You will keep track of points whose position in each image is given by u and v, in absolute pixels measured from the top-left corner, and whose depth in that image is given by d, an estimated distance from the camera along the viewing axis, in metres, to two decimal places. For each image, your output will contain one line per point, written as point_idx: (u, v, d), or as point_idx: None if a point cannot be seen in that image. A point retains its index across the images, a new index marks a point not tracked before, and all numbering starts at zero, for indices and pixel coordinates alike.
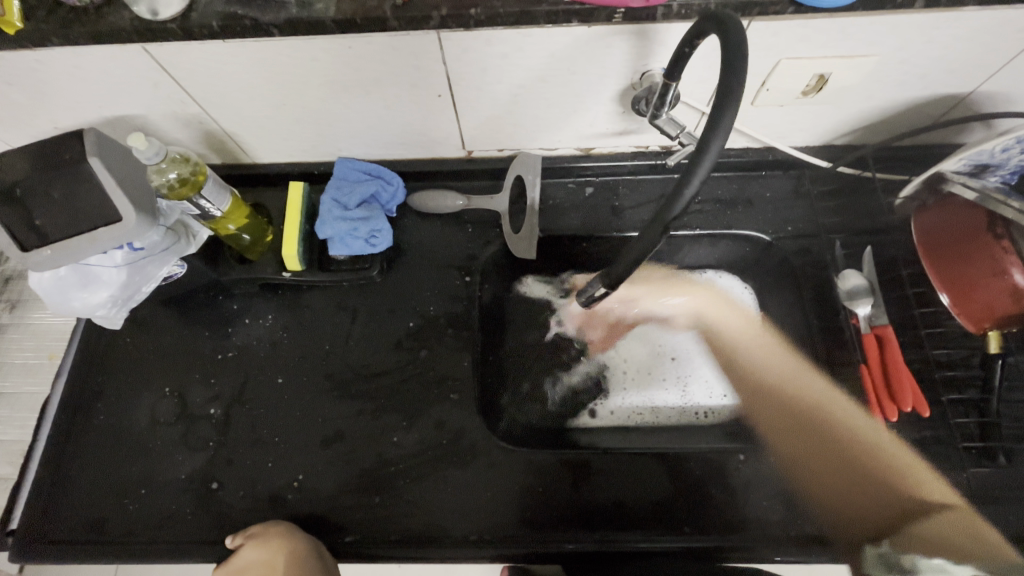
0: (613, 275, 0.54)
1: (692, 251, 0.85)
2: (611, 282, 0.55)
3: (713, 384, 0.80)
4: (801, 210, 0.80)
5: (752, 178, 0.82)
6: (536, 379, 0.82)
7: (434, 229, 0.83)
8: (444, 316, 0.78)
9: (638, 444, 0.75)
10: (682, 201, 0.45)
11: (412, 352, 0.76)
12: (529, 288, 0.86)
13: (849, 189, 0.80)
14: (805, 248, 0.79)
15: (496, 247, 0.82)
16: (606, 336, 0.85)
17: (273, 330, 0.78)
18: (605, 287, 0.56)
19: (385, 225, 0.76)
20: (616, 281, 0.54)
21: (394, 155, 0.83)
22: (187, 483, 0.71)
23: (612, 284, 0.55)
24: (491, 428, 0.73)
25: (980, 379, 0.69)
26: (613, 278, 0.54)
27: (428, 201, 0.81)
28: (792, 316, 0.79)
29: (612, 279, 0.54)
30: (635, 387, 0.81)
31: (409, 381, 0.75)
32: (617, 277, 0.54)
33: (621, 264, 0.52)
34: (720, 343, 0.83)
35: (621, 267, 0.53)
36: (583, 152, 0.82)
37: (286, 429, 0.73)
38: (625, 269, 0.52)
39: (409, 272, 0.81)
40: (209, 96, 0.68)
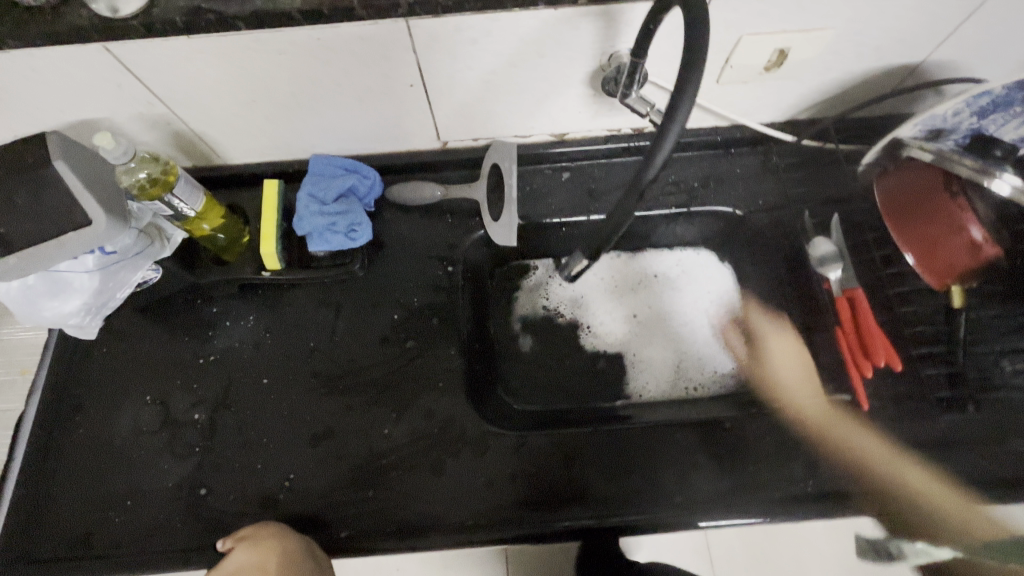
0: (593, 245, 0.59)
1: (668, 230, 0.86)
2: (593, 251, 0.60)
3: (703, 359, 0.82)
4: (770, 183, 0.83)
5: (723, 155, 0.84)
6: (527, 363, 0.82)
7: (413, 220, 0.83)
8: (427, 308, 0.78)
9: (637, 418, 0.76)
10: (654, 167, 0.47)
11: (398, 344, 0.76)
12: (524, 296, 0.86)
13: (815, 160, 0.83)
14: (776, 220, 0.81)
15: (477, 235, 0.82)
16: (595, 312, 0.85)
17: (255, 331, 0.77)
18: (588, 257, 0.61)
19: (364, 215, 0.76)
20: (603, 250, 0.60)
21: (369, 149, 0.82)
22: (175, 490, 0.69)
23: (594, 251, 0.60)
24: (481, 414, 0.74)
25: (946, 333, 0.72)
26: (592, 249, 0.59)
27: (405, 193, 0.81)
28: (770, 288, 0.81)
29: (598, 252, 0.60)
30: (633, 363, 0.82)
31: (397, 373, 0.75)
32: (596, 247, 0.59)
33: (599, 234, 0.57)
34: (702, 317, 0.84)
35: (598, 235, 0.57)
36: (557, 137, 0.83)
37: (275, 427, 0.72)
38: (603, 239, 0.57)
39: (391, 265, 0.81)
40: (176, 95, 0.67)
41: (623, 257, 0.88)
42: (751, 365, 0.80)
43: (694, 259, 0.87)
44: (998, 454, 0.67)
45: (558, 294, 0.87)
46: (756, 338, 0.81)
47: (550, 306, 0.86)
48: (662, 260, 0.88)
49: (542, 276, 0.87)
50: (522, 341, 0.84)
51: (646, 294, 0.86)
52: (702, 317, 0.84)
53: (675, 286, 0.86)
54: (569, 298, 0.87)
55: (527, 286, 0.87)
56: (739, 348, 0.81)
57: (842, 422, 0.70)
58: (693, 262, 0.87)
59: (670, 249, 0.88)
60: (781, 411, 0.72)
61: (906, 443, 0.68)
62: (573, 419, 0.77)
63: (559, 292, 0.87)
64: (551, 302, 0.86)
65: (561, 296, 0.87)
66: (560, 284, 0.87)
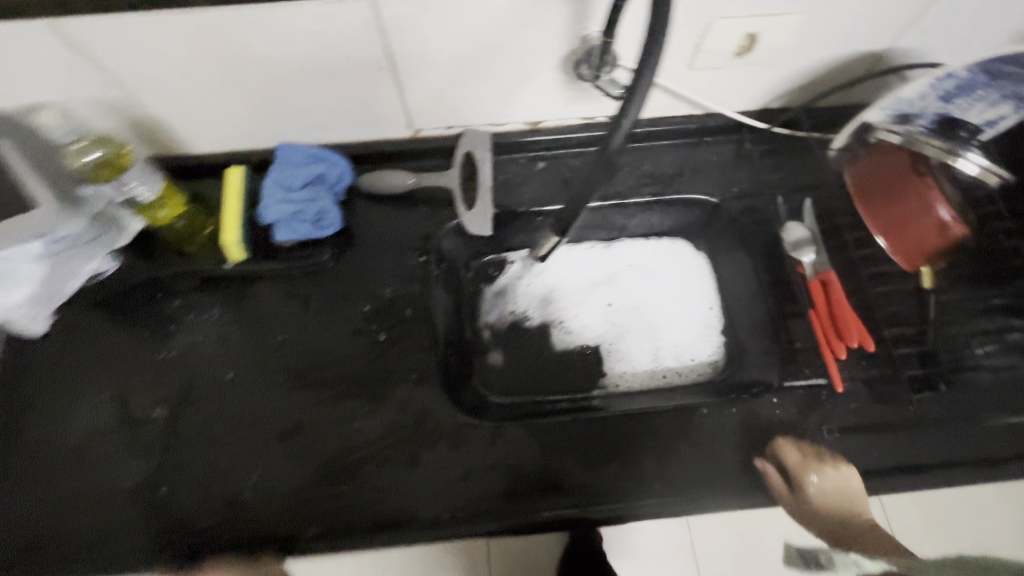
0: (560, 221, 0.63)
1: (644, 219, 0.86)
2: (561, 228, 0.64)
3: (680, 347, 0.81)
4: (743, 172, 0.83)
5: (698, 145, 0.85)
6: (503, 354, 0.81)
7: (386, 210, 0.81)
8: (401, 298, 0.76)
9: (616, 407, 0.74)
10: (622, 133, 0.51)
11: (370, 336, 0.74)
12: (499, 284, 0.85)
13: (787, 148, 0.83)
14: (750, 207, 0.81)
15: (452, 225, 0.81)
16: (568, 307, 0.84)
17: (219, 324, 0.74)
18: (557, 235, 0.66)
19: (332, 204, 0.74)
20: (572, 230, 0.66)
21: (339, 138, 0.81)
22: (132, 492, 0.66)
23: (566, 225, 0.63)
24: (456, 405, 0.72)
25: (918, 315, 0.72)
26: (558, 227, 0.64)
27: (376, 181, 0.79)
28: (746, 275, 0.81)
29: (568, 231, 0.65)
30: (610, 353, 0.81)
31: (369, 365, 0.73)
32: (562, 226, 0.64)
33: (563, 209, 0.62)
34: (679, 307, 0.84)
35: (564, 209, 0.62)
36: (531, 126, 0.82)
37: (240, 424, 0.69)
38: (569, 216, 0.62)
39: (362, 255, 0.79)
40: (132, 77, 0.64)
41: (598, 247, 0.87)
42: (794, 499, 0.66)
43: (670, 249, 0.86)
44: (971, 432, 0.68)
45: (525, 296, 0.84)
46: (795, 477, 0.65)
47: (517, 310, 0.84)
48: (638, 250, 0.87)
49: (516, 270, 0.85)
50: (497, 333, 0.82)
51: (622, 284, 0.85)
52: (679, 306, 0.84)
53: (651, 275, 0.86)
54: (537, 300, 0.84)
55: (498, 282, 0.85)
56: (715, 336, 0.81)
57: (820, 405, 0.70)
58: (670, 251, 0.86)
59: (647, 238, 0.88)
60: (760, 395, 0.71)
61: (882, 423, 0.69)
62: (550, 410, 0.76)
63: (524, 295, 0.84)
64: (518, 307, 0.84)
65: (526, 300, 0.84)
66: (529, 284, 0.85)
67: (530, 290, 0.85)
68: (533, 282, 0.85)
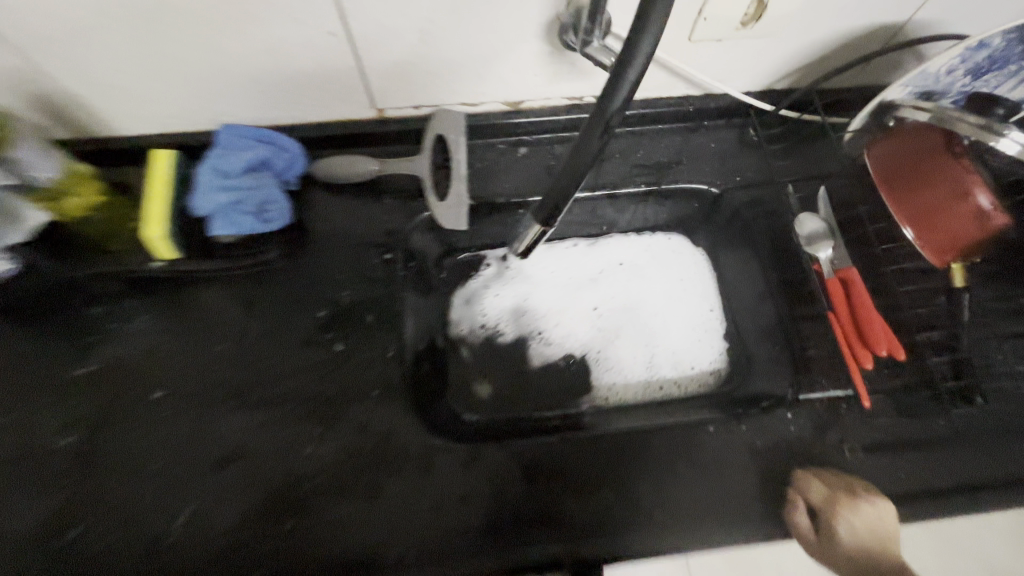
0: (543, 209, 0.53)
1: (638, 212, 0.78)
2: (543, 219, 0.55)
3: (678, 355, 0.73)
4: (747, 159, 0.75)
5: (695, 130, 0.77)
6: (481, 362, 0.71)
7: (347, 201, 0.71)
8: (363, 302, 0.66)
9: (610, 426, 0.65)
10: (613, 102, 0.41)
11: (326, 346, 0.64)
12: (473, 287, 0.74)
13: (794, 134, 0.75)
14: (755, 198, 0.74)
15: (421, 218, 0.71)
16: (547, 315, 0.74)
17: (146, 334, 0.63)
18: (539, 225, 0.56)
19: (275, 189, 0.64)
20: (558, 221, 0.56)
21: (291, 119, 0.70)
22: (30, 538, 0.55)
23: (552, 215, 0.54)
24: (427, 424, 0.62)
25: (948, 316, 0.65)
26: (541, 217, 0.55)
27: (335, 167, 0.69)
28: (751, 274, 0.73)
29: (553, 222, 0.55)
30: (598, 362, 0.72)
31: (325, 380, 0.62)
32: (546, 215, 0.54)
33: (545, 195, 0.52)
34: (675, 310, 0.75)
35: (548, 194, 0.52)
36: (512, 107, 0.72)
37: (167, 453, 0.58)
38: (553, 205, 0.52)
39: (319, 252, 0.68)
40: (27, 39, 0.53)
41: (582, 244, 0.78)
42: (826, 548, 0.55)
43: (665, 245, 0.78)
44: (1008, 447, 0.61)
45: (494, 309, 0.74)
46: (823, 517, 0.55)
47: (488, 325, 0.73)
48: (629, 247, 0.78)
49: (489, 273, 0.75)
50: (471, 343, 0.72)
51: (608, 285, 0.76)
52: (675, 307, 0.76)
53: (644, 275, 0.77)
54: (510, 309, 0.74)
55: (465, 288, 0.74)
56: (718, 342, 0.73)
57: (840, 419, 0.62)
58: (664, 248, 0.78)
59: (638, 233, 0.79)
60: (772, 409, 0.63)
61: (910, 438, 0.61)
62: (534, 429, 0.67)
63: (492, 308, 0.74)
64: (487, 320, 0.73)
65: (496, 312, 0.74)
66: (496, 294, 0.75)
67: (499, 300, 0.75)
68: (499, 291, 0.75)
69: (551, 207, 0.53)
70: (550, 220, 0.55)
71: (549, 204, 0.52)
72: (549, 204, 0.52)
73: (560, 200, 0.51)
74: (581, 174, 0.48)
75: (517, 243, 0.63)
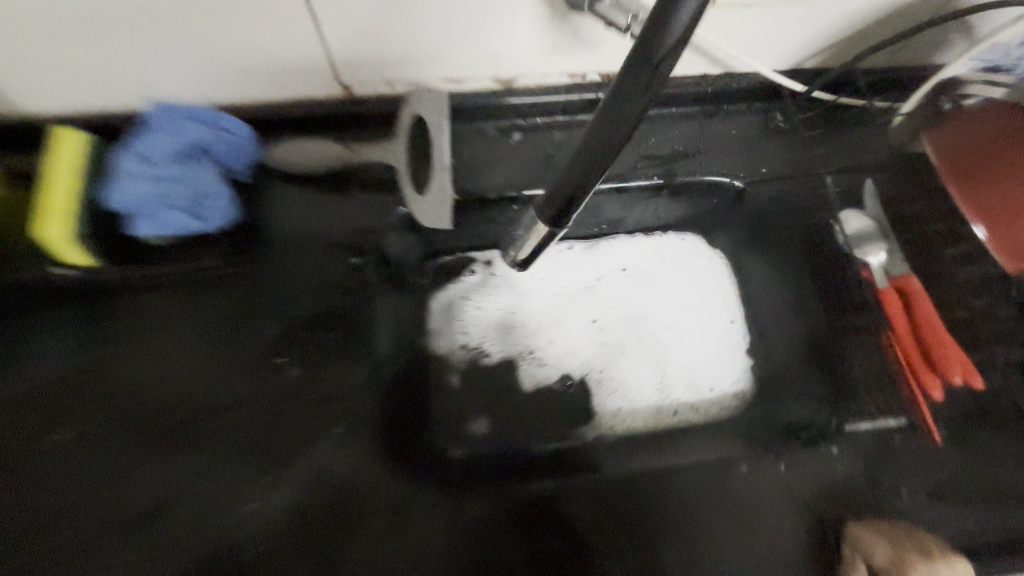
0: (550, 206, 0.43)
1: (649, 210, 0.68)
2: (552, 219, 0.44)
3: (693, 374, 0.62)
4: (774, 149, 0.65)
5: (714, 114, 0.66)
6: (466, 389, 0.58)
7: (307, 195, 0.60)
8: (329, 318, 0.56)
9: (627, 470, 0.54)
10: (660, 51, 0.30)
11: (280, 372, 0.53)
12: (451, 297, 0.61)
13: (832, 117, 0.65)
14: (782, 194, 0.64)
15: (397, 217, 0.60)
16: (539, 330, 0.63)
17: (66, 357, 0.53)
18: (545, 227, 0.46)
19: (218, 182, 0.53)
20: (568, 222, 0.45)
21: (237, 99, 0.58)
22: None
23: (562, 213, 0.43)
24: (406, 467, 0.53)
25: (1004, 332, 0.57)
26: (547, 216, 0.44)
27: (295, 151, 0.58)
28: (782, 282, 0.63)
29: (564, 223, 0.45)
30: (599, 386, 0.61)
31: (282, 414, 0.52)
32: (554, 214, 0.44)
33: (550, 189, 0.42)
34: (691, 323, 0.64)
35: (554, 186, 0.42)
36: (502, 85, 0.61)
37: (89, 503, 0.49)
38: (563, 200, 0.42)
39: (272, 257, 0.57)
40: None
41: (577, 247, 0.66)
42: None
43: (678, 246, 0.67)
44: None
45: (477, 325, 0.61)
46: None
47: (471, 345, 0.60)
48: (633, 249, 0.66)
49: (472, 282, 0.62)
50: (455, 368, 0.59)
51: (612, 295, 0.65)
52: (690, 321, 0.64)
53: (652, 281, 0.66)
54: (495, 324, 0.62)
55: (440, 299, 0.61)
56: (740, 359, 0.62)
57: (889, 455, 0.53)
58: (675, 251, 0.67)
59: (648, 233, 0.67)
60: (810, 442, 0.54)
61: (971, 477, 0.52)
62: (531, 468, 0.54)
63: (475, 323, 0.61)
64: (470, 339, 0.60)
65: (479, 329, 0.61)
66: (478, 308, 0.62)
67: (483, 313, 0.62)
68: (481, 304, 0.62)
69: (562, 206, 0.42)
70: (559, 221, 0.44)
71: (558, 203, 0.42)
72: (558, 203, 0.42)
73: (573, 193, 0.41)
74: (599, 164, 0.38)
75: (515, 250, 0.52)
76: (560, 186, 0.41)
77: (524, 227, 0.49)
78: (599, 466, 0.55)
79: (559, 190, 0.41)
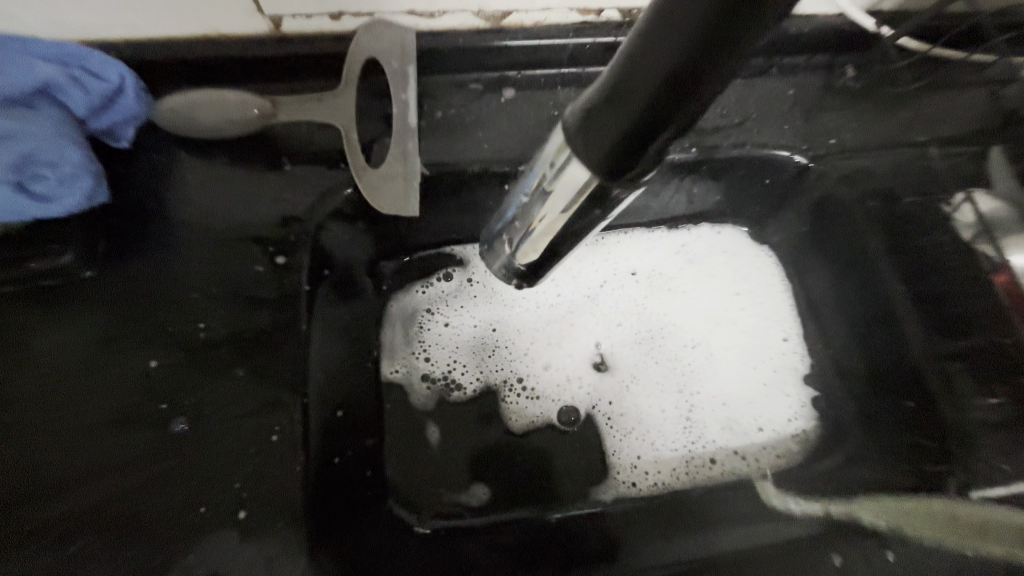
0: (608, 137, 0.21)
1: (679, 194, 0.52)
2: (614, 155, 0.22)
3: (731, 410, 0.51)
4: (846, 113, 0.49)
5: (767, 69, 0.49)
6: (438, 423, 0.48)
7: (216, 170, 0.43)
8: (236, 342, 0.39)
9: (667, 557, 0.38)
10: None
11: (156, 426, 0.36)
12: (417, 308, 0.52)
13: (926, 70, 0.48)
14: (862, 172, 0.47)
15: (342, 200, 0.44)
16: (529, 352, 0.52)
17: None
18: (585, 187, 0.24)
19: (61, 138, 0.36)
20: (649, 165, 0.23)
21: (100, 27, 0.39)
22: None
23: (643, 135, 0.21)
24: (349, 550, 0.37)
25: None
26: (607, 145, 0.21)
27: (190, 111, 0.41)
28: (850, 292, 0.49)
29: (634, 171, 0.22)
30: (611, 425, 0.50)
31: (155, 491, 0.35)
32: (623, 137, 0.21)
33: (620, 80, 0.20)
34: (725, 339, 0.54)
35: (632, 66, 0.20)
36: (488, 23, 0.45)
37: None
38: (642, 121, 0.20)
39: (162, 254, 0.40)
40: None
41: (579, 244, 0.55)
42: None
43: (706, 242, 0.56)
44: None
45: (447, 346, 0.51)
46: None
47: (436, 377, 0.50)
48: (645, 247, 0.56)
49: (443, 289, 0.53)
50: (421, 403, 0.49)
51: (615, 305, 0.54)
52: (722, 335, 0.54)
53: (670, 287, 0.55)
54: (471, 342, 0.52)
55: (399, 308, 0.51)
56: (795, 391, 0.51)
57: None
58: (699, 247, 0.56)
59: (660, 228, 0.56)
60: None
61: None
62: (520, 561, 0.39)
63: (442, 344, 0.51)
64: (434, 367, 0.50)
65: (448, 351, 0.51)
66: (446, 324, 0.52)
67: (455, 330, 0.52)
68: (451, 319, 0.52)
69: (645, 116, 0.20)
70: (628, 161, 0.22)
71: (637, 111, 0.20)
72: (636, 112, 0.20)
73: (684, 74, 0.19)
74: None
75: (513, 249, 0.31)
76: (653, 58, 0.19)
77: (528, 201, 0.28)
78: (622, 551, 0.39)
79: (647, 74, 0.19)
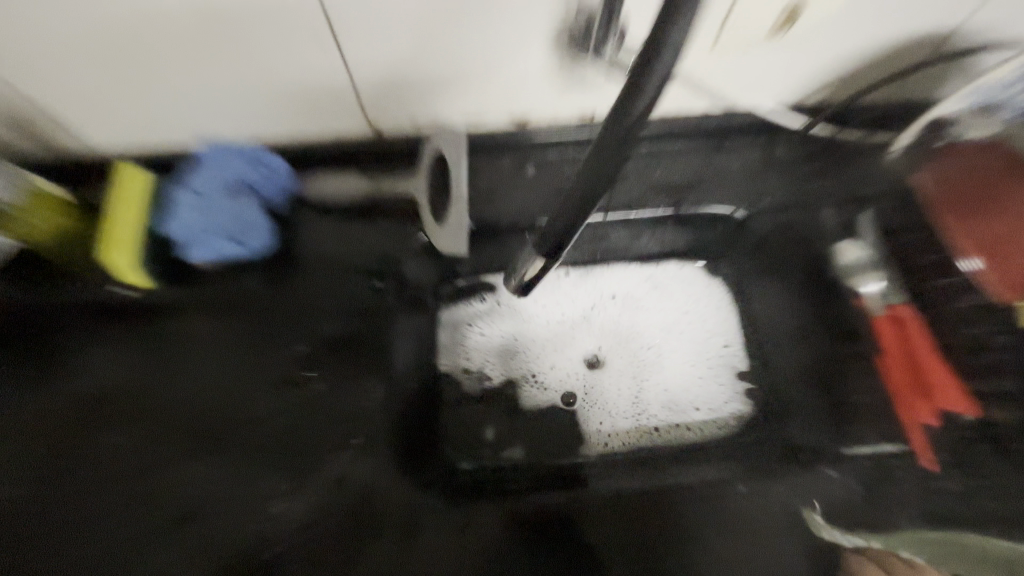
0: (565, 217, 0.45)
1: (654, 238, 0.71)
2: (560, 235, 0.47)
3: (672, 393, 0.69)
4: (779, 181, 0.66)
5: (716, 145, 0.65)
6: (479, 401, 0.68)
7: (336, 225, 0.65)
8: (344, 337, 0.60)
9: (633, 483, 0.57)
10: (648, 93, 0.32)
11: (298, 388, 0.57)
12: (462, 320, 0.71)
13: (839, 150, 0.64)
14: (786, 225, 0.67)
15: (417, 243, 0.66)
16: (534, 353, 0.72)
17: (111, 370, 0.57)
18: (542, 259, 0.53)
19: (255, 214, 0.60)
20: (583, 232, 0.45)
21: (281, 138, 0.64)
22: None
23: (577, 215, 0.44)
24: (419, 472, 0.57)
25: None
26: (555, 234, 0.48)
27: (326, 186, 0.64)
28: (778, 309, 0.67)
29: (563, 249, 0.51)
30: (585, 402, 0.69)
31: (294, 428, 0.56)
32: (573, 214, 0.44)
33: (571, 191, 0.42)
34: (676, 343, 0.72)
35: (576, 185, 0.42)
36: (516, 124, 0.65)
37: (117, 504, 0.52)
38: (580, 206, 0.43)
39: (302, 279, 0.62)
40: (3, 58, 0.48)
41: (574, 275, 0.73)
42: None
43: (669, 273, 0.73)
44: None
45: (480, 349, 0.71)
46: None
47: (472, 367, 0.70)
48: (623, 277, 0.73)
49: (479, 308, 0.72)
50: (467, 386, 0.69)
51: (602, 321, 0.73)
52: (678, 342, 0.72)
53: (638, 306, 0.73)
54: (495, 348, 0.71)
55: (450, 320, 0.71)
56: (728, 382, 0.68)
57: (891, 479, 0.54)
58: (665, 277, 0.73)
59: (634, 263, 0.73)
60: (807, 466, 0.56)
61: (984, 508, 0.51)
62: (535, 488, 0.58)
63: (478, 349, 0.71)
64: (471, 363, 0.70)
65: (482, 354, 0.71)
66: (482, 333, 0.72)
67: (485, 339, 0.71)
68: (485, 330, 0.72)
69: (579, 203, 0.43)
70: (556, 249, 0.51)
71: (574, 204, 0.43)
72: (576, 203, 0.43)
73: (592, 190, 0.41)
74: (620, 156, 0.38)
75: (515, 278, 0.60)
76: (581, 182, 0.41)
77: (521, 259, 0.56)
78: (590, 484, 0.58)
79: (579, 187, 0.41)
